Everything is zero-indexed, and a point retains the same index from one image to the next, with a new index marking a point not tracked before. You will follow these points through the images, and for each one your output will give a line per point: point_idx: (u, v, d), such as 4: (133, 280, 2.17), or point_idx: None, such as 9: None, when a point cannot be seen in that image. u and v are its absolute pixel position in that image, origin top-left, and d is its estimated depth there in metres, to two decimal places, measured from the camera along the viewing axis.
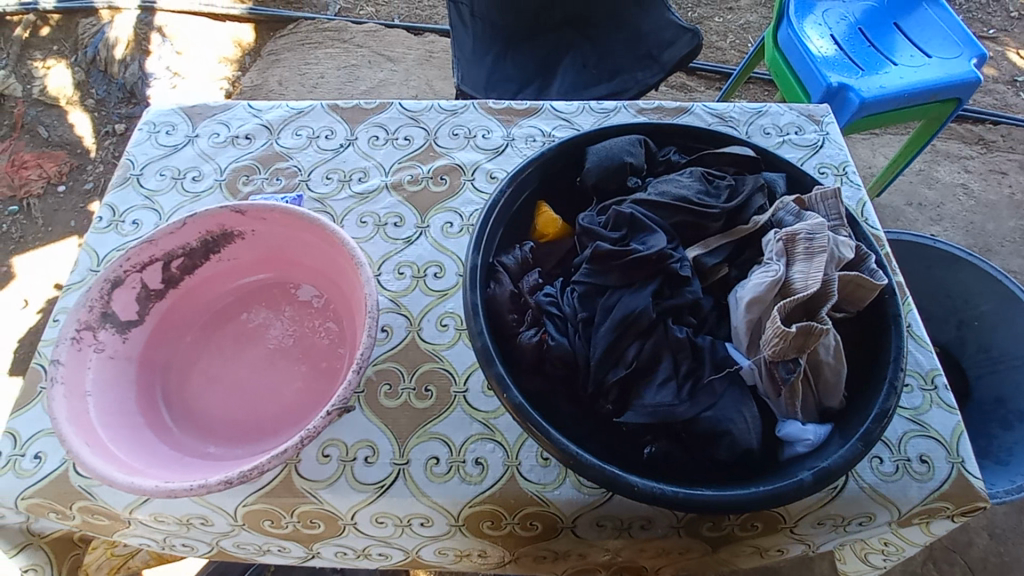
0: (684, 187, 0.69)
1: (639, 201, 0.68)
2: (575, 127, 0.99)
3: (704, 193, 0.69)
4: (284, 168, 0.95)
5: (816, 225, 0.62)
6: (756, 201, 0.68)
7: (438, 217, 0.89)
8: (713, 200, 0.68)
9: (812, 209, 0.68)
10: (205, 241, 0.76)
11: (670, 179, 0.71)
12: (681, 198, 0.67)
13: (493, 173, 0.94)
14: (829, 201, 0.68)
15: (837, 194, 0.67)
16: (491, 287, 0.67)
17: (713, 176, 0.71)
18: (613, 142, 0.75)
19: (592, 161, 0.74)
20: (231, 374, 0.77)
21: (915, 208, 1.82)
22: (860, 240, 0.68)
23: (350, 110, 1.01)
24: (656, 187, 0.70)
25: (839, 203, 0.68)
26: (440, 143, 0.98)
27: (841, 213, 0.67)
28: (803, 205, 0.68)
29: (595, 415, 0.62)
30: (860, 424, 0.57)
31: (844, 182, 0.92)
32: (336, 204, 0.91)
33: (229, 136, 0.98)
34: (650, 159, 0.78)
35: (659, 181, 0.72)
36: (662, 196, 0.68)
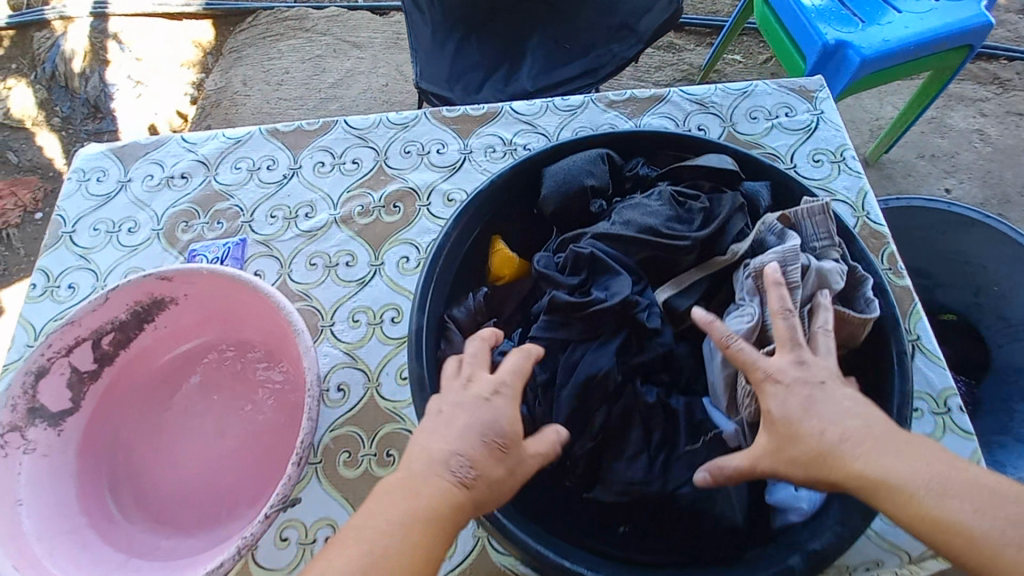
0: (651, 213, 0.60)
1: (600, 235, 0.60)
2: (539, 132, 0.89)
3: (675, 220, 0.60)
4: (225, 210, 0.87)
5: (787, 250, 0.55)
6: (733, 225, 0.60)
7: (392, 252, 0.81)
8: (685, 228, 0.59)
9: (798, 227, 0.59)
10: (136, 312, 0.70)
11: (636, 203, 0.62)
12: (648, 230, 0.59)
13: (451, 194, 0.85)
14: (817, 218, 0.58)
15: (825, 209, 0.58)
16: (441, 348, 0.60)
17: (684, 197, 0.62)
18: (571, 161, 0.65)
19: (549, 185, 0.64)
20: (181, 453, 0.72)
21: (927, 161, 1.68)
22: (855, 261, 0.59)
23: (291, 134, 0.92)
24: (621, 215, 0.61)
25: (829, 218, 0.58)
26: (391, 163, 0.88)
27: (831, 231, 0.58)
28: (786, 224, 0.59)
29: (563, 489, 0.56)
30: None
31: (842, 170, 0.81)
32: (282, 245, 0.84)
33: (164, 177, 0.90)
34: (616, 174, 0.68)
35: (624, 205, 0.63)
36: (626, 227, 0.60)
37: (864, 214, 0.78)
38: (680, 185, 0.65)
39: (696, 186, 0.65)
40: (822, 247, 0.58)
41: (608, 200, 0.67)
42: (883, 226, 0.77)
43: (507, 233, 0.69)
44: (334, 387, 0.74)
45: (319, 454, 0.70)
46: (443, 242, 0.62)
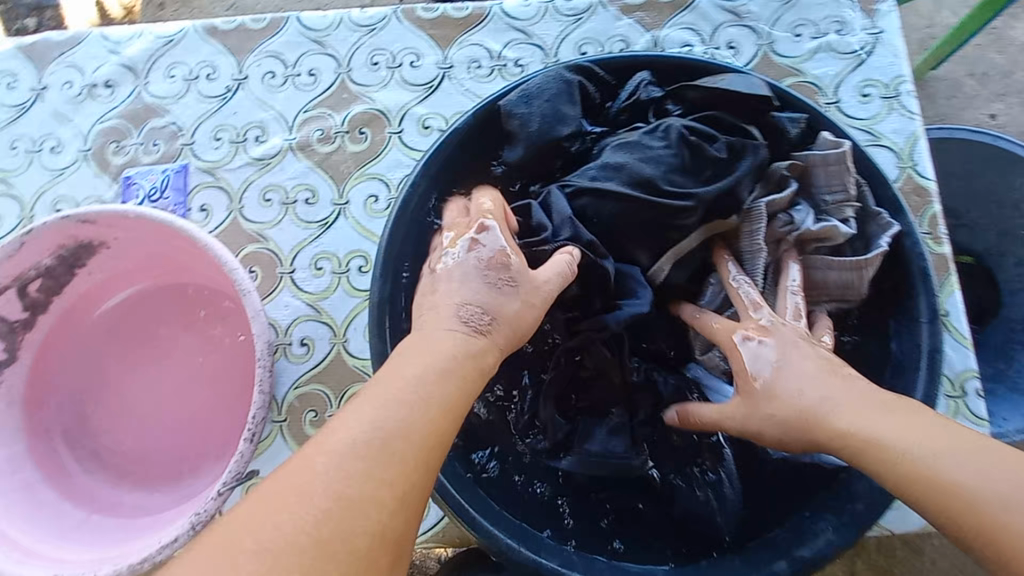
0: (646, 160, 0.49)
1: (580, 191, 0.50)
2: (535, 43, 0.73)
3: (677, 170, 0.49)
4: (161, 127, 0.74)
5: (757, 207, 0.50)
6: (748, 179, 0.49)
7: (358, 189, 0.71)
8: (689, 182, 0.49)
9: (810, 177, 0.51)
10: (62, 256, 0.61)
11: (632, 142, 0.50)
12: (641, 182, 0.48)
13: (426, 120, 0.72)
14: (832, 167, 0.50)
15: (843, 155, 0.49)
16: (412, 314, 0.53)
17: (695, 132, 0.50)
18: (544, 89, 0.53)
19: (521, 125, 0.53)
20: (135, 404, 0.66)
21: (976, 80, 1.49)
22: (885, 214, 0.50)
23: (233, 35, 0.76)
24: (611, 158, 0.50)
25: (846, 170, 0.50)
26: (355, 77, 0.74)
27: (846, 180, 0.50)
28: (796, 173, 0.52)
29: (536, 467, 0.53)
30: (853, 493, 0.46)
31: (893, 108, 0.68)
32: (230, 175, 0.72)
33: (84, 86, 0.76)
34: (598, 112, 0.56)
35: (618, 144, 0.51)
36: (612, 179, 0.49)
37: (911, 165, 0.66)
38: (689, 116, 0.53)
39: (711, 118, 0.52)
40: (832, 202, 0.51)
41: (595, 142, 0.55)
42: (929, 181, 0.66)
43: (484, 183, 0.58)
44: (297, 341, 0.67)
45: (283, 412, 0.65)
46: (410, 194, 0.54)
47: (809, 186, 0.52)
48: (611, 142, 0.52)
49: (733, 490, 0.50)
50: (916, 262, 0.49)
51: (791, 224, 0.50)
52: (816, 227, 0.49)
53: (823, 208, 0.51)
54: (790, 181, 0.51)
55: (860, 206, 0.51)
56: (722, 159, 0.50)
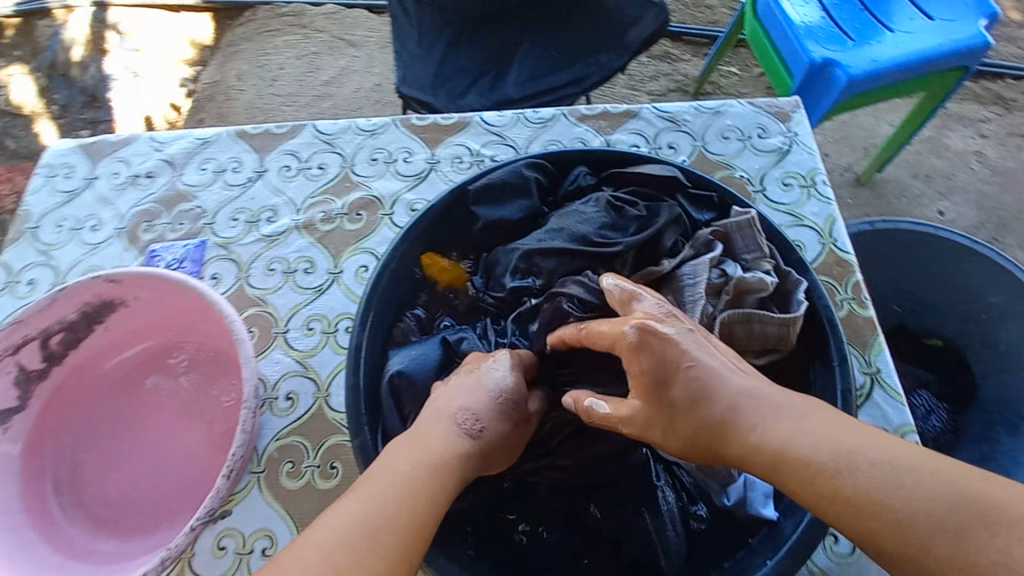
0: (583, 222, 0.60)
1: (531, 251, 0.60)
2: (508, 143, 0.88)
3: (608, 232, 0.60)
4: (188, 210, 0.87)
5: (696, 263, 0.58)
6: (664, 240, 0.59)
7: (352, 260, 0.81)
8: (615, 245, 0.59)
9: (729, 241, 0.60)
10: (86, 313, 0.69)
11: (572, 210, 0.62)
12: (579, 238, 0.59)
13: (414, 204, 0.84)
14: (745, 231, 0.60)
15: (751, 222, 0.59)
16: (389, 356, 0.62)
17: (622, 202, 0.62)
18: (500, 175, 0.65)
19: (484, 207, 0.64)
20: (127, 453, 0.71)
21: (920, 181, 1.66)
22: (790, 268, 0.59)
23: (259, 137, 0.92)
24: (557, 223, 0.61)
25: (757, 234, 0.59)
26: (357, 170, 0.88)
27: (758, 241, 0.59)
28: (719, 237, 0.61)
29: (491, 513, 0.55)
30: (786, 524, 0.50)
31: (812, 195, 0.80)
32: (242, 250, 0.83)
33: (129, 176, 0.90)
34: (549, 195, 0.67)
35: (562, 213, 0.62)
36: (556, 238, 0.60)
37: (831, 241, 0.77)
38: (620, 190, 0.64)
39: (638, 193, 0.63)
40: (751, 258, 0.60)
41: (542, 211, 0.65)
42: (849, 254, 0.76)
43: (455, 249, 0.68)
44: (283, 396, 0.73)
45: (262, 463, 0.69)
46: (385, 265, 0.63)
47: (732, 249, 0.60)
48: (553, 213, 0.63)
49: (674, 532, 0.52)
50: (824, 314, 0.57)
51: (724, 276, 0.58)
52: (744, 279, 0.57)
53: (744, 265, 0.60)
54: (714, 242, 0.60)
55: (775, 263, 0.59)
56: (644, 223, 0.60)
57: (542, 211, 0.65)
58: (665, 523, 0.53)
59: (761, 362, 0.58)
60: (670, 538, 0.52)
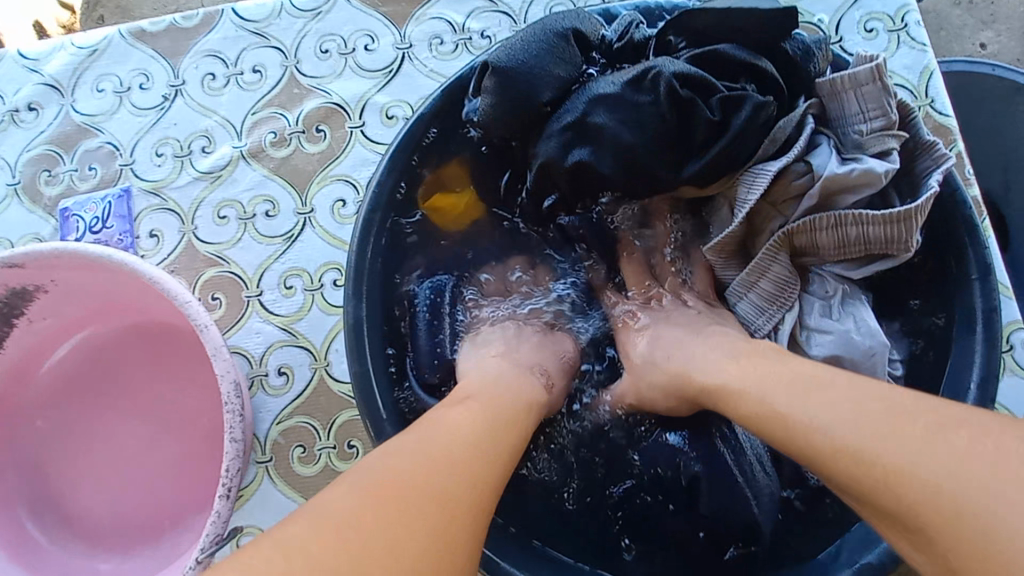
0: (628, 122, 0.43)
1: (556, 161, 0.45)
2: (500, 9, 0.66)
3: (663, 137, 0.44)
4: (96, 148, 0.67)
5: (760, 168, 0.44)
6: (743, 142, 0.43)
7: (323, 193, 0.64)
8: (666, 162, 0.44)
9: (840, 106, 0.45)
10: None
11: (611, 94, 0.45)
12: (619, 142, 0.44)
13: (390, 109, 0.65)
14: (865, 88, 0.44)
15: (877, 73, 0.43)
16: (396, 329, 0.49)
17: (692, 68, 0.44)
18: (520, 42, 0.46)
19: (491, 101, 0.46)
20: (104, 460, 0.60)
21: (966, 8, 1.42)
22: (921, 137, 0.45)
23: (163, 36, 0.68)
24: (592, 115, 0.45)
25: (883, 91, 0.44)
26: (305, 70, 0.66)
27: (884, 102, 0.44)
28: (824, 102, 0.46)
29: (550, 506, 0.47)
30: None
31: (903, 40, 0.62)
32: (179, 195, 0.65)
33: (4, 110, 0.68)
34: (593, 60, 0.48)
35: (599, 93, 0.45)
36: (588, 143, 0.44)
37: (928, 102, 0.60)
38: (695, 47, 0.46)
39: (714, 50, 0.45)
40: (868, 131, 0.44)
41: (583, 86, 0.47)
42: (949, 117, 0.60)
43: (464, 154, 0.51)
44: (275, 371, 0.60)
45: (268, 451, 0.59)
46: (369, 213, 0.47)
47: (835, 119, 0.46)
48: (593, 92, 0.45)
49: (768, 484, 0.46)
50: (959, 212, 0.43)
51: (808, 172, 0.44)
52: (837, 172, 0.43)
53: (856, 141, 0.45)
54: (806, 120, 0.45)
55: (902, 134, 0.44)
56: (715, 119, 0.43)
57: (578, 90, 0.46)
58: (747, 483, 0.46)
59: (857, 272, 0.47)
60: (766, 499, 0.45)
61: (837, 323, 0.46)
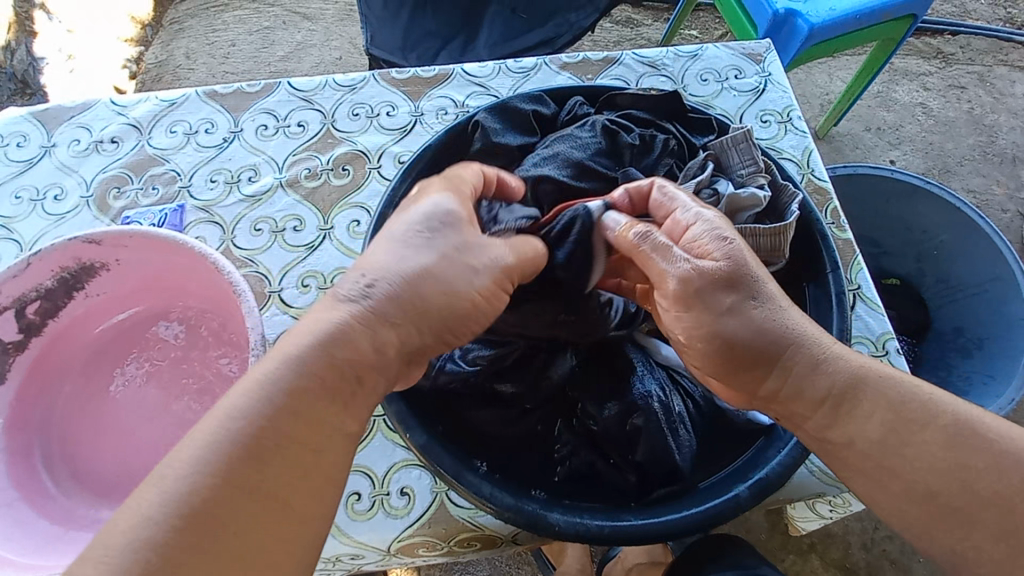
0: (577, 146, 0.61)
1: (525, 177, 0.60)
2: (492, 93, 0.87)
3: (605, 156, 0.61)
4: (161, 174, 0.82)
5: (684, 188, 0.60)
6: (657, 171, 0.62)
7: (343, 216, 0.79)
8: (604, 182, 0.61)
9: (725, 157, 0.61)
10: (63, 278, 0.66)
11: (566, 134, 0.62)
12: (572, 163, 0.60)
13: (402, 156, 0.83)
14: (741, 146, 0.61)
15: (748, 134, 0.60)
16: None
17: (618, 125, 0.62)
18: (500, 104, 0.66)
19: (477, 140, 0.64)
20: (119, 422, 0.67)
21: (873, 134, 1.74)
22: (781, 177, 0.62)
23: (231, 97, 0.88)
24: (550, 147, 0.62)
25: (752, 147, 0.61)
26: (339, 126, 0.85)
27: (755, 155, 0.61)
28: (714, 155, 0.62)
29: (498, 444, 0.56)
30: (786, 430, 0.53)
31: (788, 130, 0.84)
32: (224, 211, 0.80)
33: (91, 142, 0.85)
34: (550, 127, 0.67)
35: (556, 137, 0.63)
36: (550, 163, 0.60)
37: (810, 171, 0.80)
38: (619, 113, 0.65)
39: (634, 115, 0.65)
40: (746, 174, 0.61)
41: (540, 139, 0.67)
42: (826, 182, 0.79)
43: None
44: None
45: None
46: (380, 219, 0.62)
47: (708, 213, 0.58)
48: (547, 139, 0.64)
49: (687, 433, 0.54)
50: (814, 226, 0.60)
51: (715, 196, 0.59)
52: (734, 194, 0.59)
53: (739, 181, 0.61)
54: (707, 164, 0.61)
55: (769, 178, 0.61)
56: (640, 151, 0.62)
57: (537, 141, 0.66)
58: (670, 433, 0.53)
59: None
60: (687, 447, 0.53)
61: None
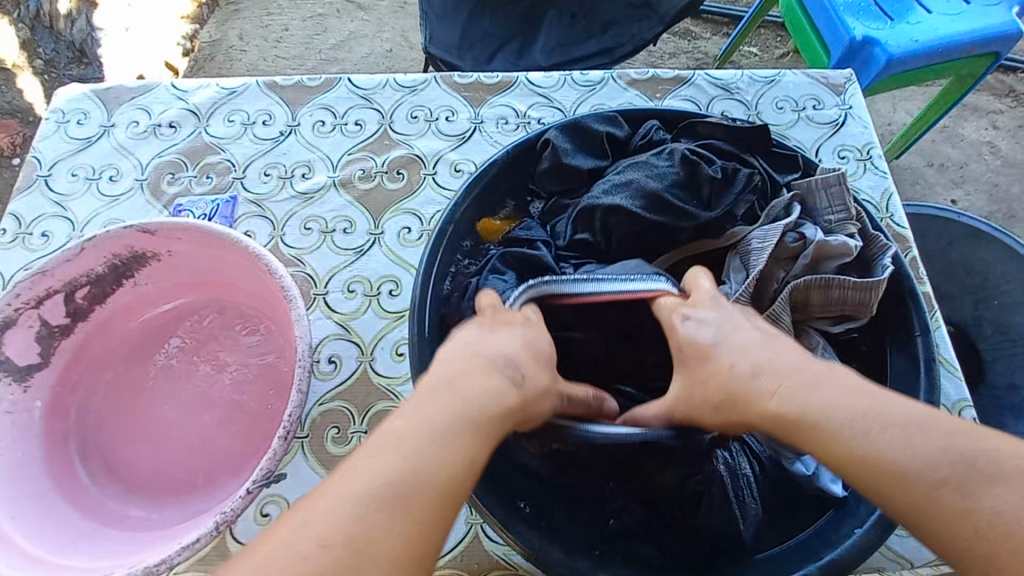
0: (652, 176, 0.57)
1: (592, 206, 0.58)
2: (555, 106, 0.84)
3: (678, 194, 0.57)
4: (215, 163, 0.81)
5: (769, 229, 0.56)
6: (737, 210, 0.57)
7: (394, 221, 0.77)
8: (683, 217, 0.57)
9: (814, 200, 0.58)
10: (114, 265, 0.65)
11: (642, 162, 0.59)
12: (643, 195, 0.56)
13: (458, 164, 0.80)
14: (833, 188, 0.57)
15: (841, 177, 0.56)
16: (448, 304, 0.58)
17: (699, 157, 0.58)
18: (575, 124, 0.63)
19: (546, 162, 0.62)
20: (156, 417, 0.67)
21: (935, 170, 1.66)
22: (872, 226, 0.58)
23: (290, 89, 0.86)
24: (621, 173, 0.59)
25: (844, 191, 0.57)
26: (396, 128, 0.83)
27: (846, 200, 0.57)
28: (801, 198, 0.58)
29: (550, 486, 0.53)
30: (859, 507, 0.49)
31: (867, 168, 0.79)
32: (275, 206, 0.79)
33: (150, 125, 0.84)
34: (622, 148, 0.64)
35: (627, 164, 0.60)
36: (622, 192, 0.57)
37: (888, 216, 0.75)
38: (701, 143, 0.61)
39: (721, 146, 0.60)
40: (835, 220, 0.57)
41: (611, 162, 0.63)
42: (906, 230, 0.74)
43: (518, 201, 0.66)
44: (326, 359, 0.69)
45: (307, 429, 0.66)
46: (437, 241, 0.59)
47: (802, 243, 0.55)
48: (622, 164, 0.60)
49: (753, 501, 0.51)
50: (904, 284, 0.55)
51: (801, 240, 0.55)
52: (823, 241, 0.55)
53: (826, 228, 0.57)
54: (793, 204, 0.58)
55: (861, 227, 0.57)
56: (721, 185, 0.57)
57: (609, 166, 0.62)
58: (735, 499, 0.50)
59: (838, 329, 0.56)
60: (753, 517, 0.50)
61: None
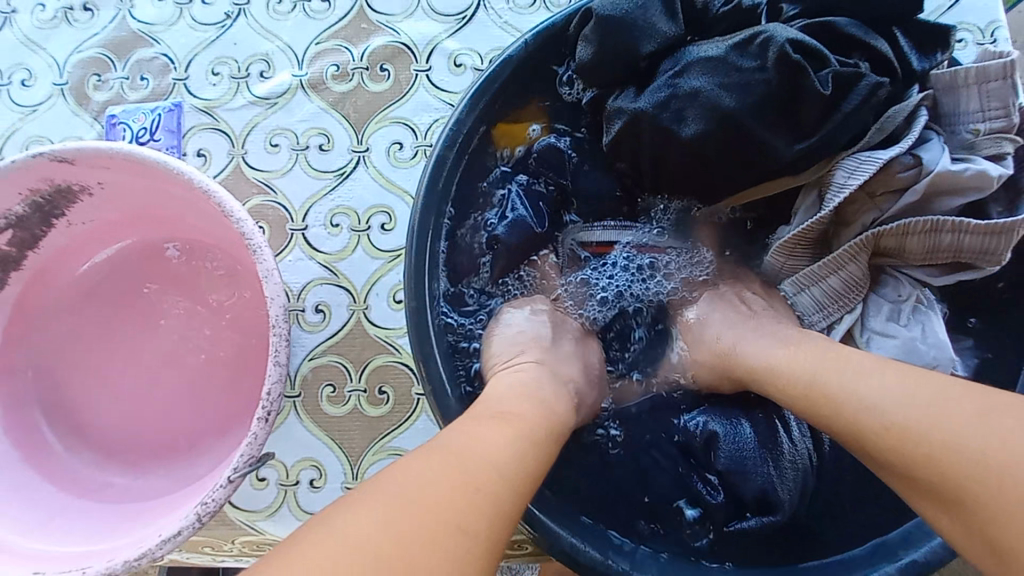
0: (730, 85, 0.41)
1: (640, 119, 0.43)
2: None
3: (771, 107, 0.41)
4: (149, 59, 0.64)
5: (866, 157, 0.42)
6: (842, 134, 0.42)
7: (380, 135, 0.62)
8: (778, 135, 0.42)
9: (953, 102, 0.44)
10: (35, 203, 0.52)
11: (721, 53, 0.42)
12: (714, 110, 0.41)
13: (458, 56, 0.63)
14: (991, 88, 0.42)
15: (1007, 71, 0.41)
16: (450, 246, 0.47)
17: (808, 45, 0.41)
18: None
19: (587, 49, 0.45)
20: (125, 375, 0.59)
21: None
22: None
23: None
24: (690, 72, 0.42)
25: (1008, 91, 0.42)
26: (376, 5, 0.64)
27: (1009, 100, 0.42)
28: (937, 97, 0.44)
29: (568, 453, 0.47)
30: None
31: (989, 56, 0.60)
32: (231, 116, 0.63)
33: (58, 7, 0.65)
34: (697, 23, 0.45)
35: (703, 55, 0.42)
36: (686, 103, 0.42)
37: None
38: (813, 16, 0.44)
39: (846, 22, 0.43)
40: (983, 132, 0.43)
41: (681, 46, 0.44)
42: None
43: (553, 105, 0.50)
44: (312, 307, 0.59)
45: (298, 387, 0.58)
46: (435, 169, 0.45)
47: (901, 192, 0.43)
48: (693, 54, 0.43)
49: (793, 465, 0.45)
50: None
51: (914, 166, 0.42)
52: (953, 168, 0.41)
53: (966, 141, 0.43)
54: (920, 113, 0.43)
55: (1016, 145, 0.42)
56: (828, 97, 0.41)
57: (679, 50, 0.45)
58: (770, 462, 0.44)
59: (938, 281, 0.45)
60: (787, 469, 0.44)
61: (901, 327, 0.45)
